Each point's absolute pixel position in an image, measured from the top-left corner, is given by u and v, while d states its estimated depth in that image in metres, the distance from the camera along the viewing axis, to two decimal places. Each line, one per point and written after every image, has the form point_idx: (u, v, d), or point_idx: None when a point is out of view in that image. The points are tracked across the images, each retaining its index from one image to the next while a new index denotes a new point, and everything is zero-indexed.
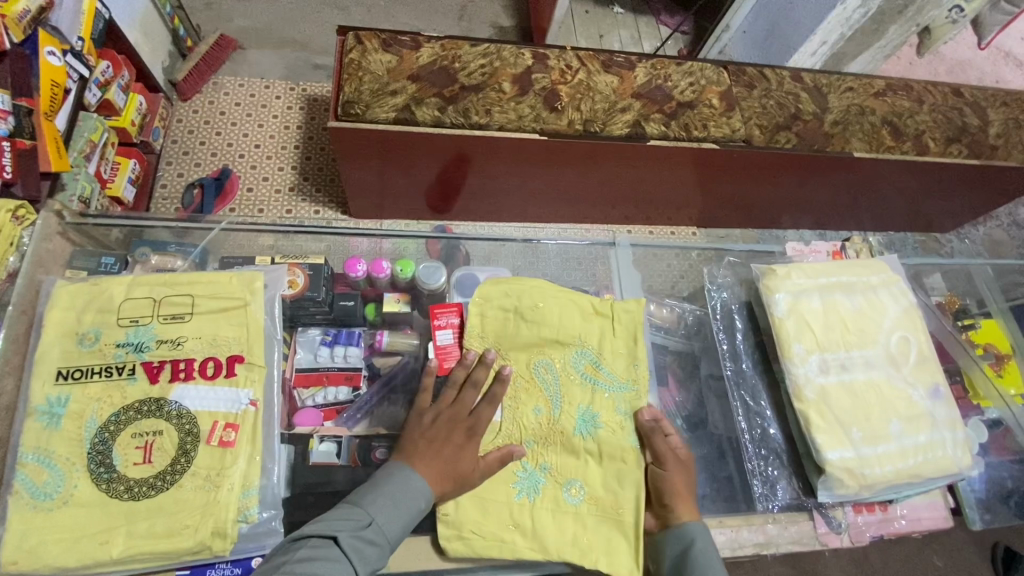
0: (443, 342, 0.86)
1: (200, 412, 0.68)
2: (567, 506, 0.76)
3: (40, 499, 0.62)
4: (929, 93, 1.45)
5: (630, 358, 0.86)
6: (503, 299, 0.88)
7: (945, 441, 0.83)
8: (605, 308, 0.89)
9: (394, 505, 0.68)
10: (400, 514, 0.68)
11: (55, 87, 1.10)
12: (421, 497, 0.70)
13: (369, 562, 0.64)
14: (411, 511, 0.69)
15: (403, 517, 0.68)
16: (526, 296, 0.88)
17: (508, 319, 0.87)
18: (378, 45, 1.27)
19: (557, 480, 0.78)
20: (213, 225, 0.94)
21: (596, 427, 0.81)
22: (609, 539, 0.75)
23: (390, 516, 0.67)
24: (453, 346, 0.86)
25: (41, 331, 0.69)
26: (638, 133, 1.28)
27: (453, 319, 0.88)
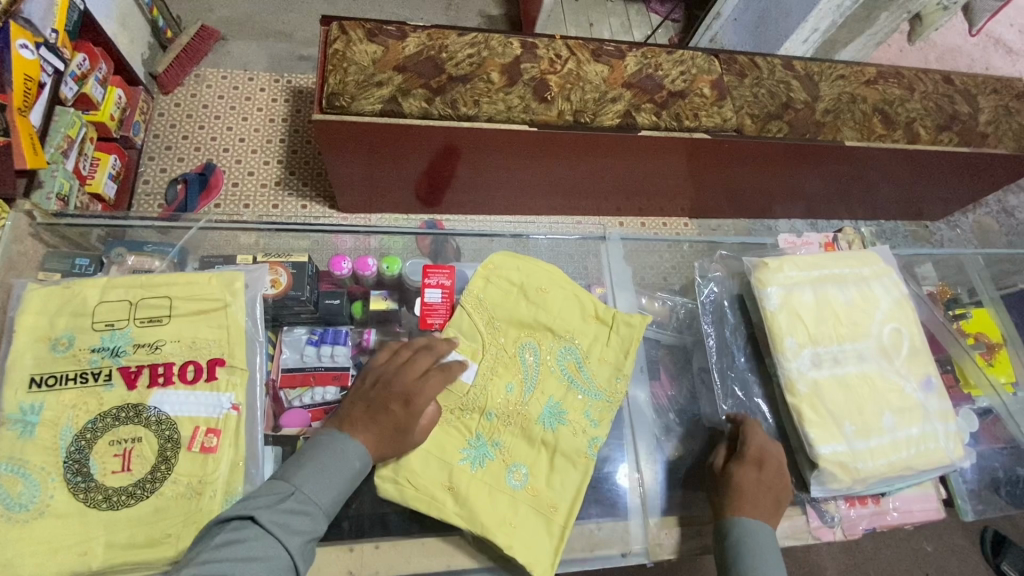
0: (431, 299, 0.89)
1: (180, 417, 0.66)
2: (501, 492, 0.74)
3: (14, 511, 0.60)
4: (920, 80, 1.44)
5: (621, 365, 0.85)
6: (511, 273, 0.89)
7: (938, 433, 0.83)
8: (607, 314, 0.88)
9: (321, 471, 0.63)
10: (329, 478, 0.63)
11: (28, 82, 1.06)
12: (354, 455, 0.65)
13: (302, 532, 0.59)
14: (343, 471, 0.64)
15: (333, 480, 0.63)
16: (535, 278, 0.89)
17: (513, 293, 0.88)
18: (363, 35, 1.23)
19: (503, 461, 0.77)
20: (192, 224, 0.91)
21: (562, 419, 0.80)
22: (535, 534, 0.73)
23: (318, 481, 0.62)
24: (441, 305, 0.88)
25: (13, 336, 0.67)
26: (628, 124, 1.26)
27: (443, 281, 0.89)
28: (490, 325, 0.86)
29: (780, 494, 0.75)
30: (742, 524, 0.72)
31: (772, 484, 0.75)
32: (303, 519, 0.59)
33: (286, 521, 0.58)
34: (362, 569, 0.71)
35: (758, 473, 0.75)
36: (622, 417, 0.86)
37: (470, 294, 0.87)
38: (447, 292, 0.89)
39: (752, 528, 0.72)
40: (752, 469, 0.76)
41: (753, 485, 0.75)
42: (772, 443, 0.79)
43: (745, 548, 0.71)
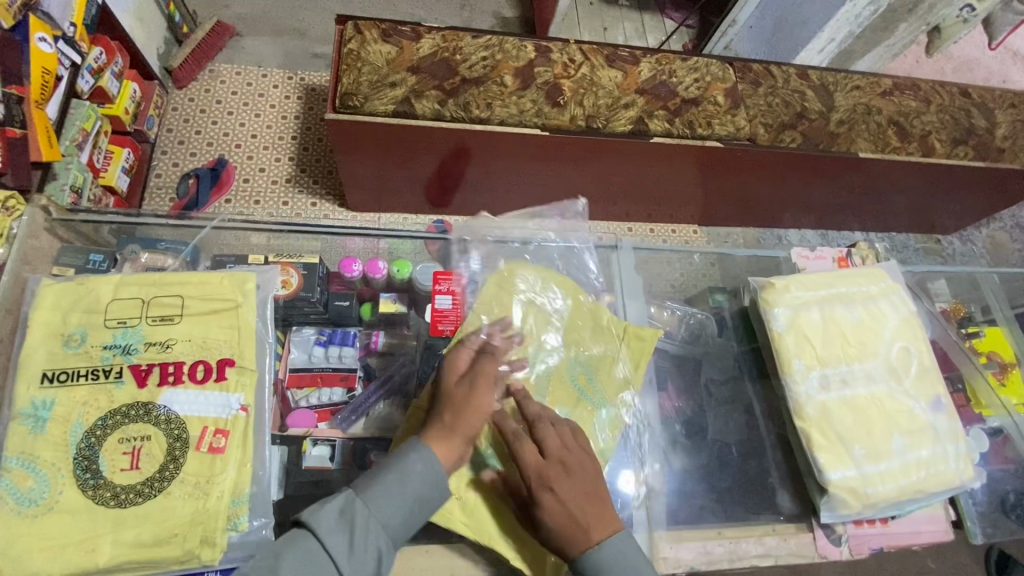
0: (441, 305, 0.88)
1: (189, 417, 0.66)
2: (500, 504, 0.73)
3: (24, 506, 0.60)
4: (937, 93, 1.43)
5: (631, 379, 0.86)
6: (525, 281, 0.90)
7: (948, 455, 0.82)
8: (620, 327, 0.89)
9: (393, 489, 0.61)
10: (399, 501, 0.61)
11: (46, 75, 1.07)
12: (423, 466, 0.63)
13: (358, 553, 0.58)
14: (422, 494, 0.62)
15: (404, 502, 0.61)
16: (548, 287, 0.91)
17: (528, 302, 0.89)
18: (378, 36, 1.24)
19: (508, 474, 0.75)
20: (206, 223, 0.91)
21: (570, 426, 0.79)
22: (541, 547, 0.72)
23: (387, 504, 0.60)
24: (451, 311, 0.87)
25: (25, 331, 0.67)
26: (641, 130, 1.26)
27: (453, 288, 0.89)
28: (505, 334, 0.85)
29: (595, 496, 0.66)
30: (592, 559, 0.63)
31: (582, 492, 0.66)
32: (360, 536, 0.58)
33: (331, 537, 0.57)
34: None
35: (559, 495, 0.65)
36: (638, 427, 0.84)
37: (483, 300, 0.87)
38: (456, 297, 0.88)
39: (602, 555, 0.63)
40: (548, 494, 0.65)
41: (565, 510, 0.64)
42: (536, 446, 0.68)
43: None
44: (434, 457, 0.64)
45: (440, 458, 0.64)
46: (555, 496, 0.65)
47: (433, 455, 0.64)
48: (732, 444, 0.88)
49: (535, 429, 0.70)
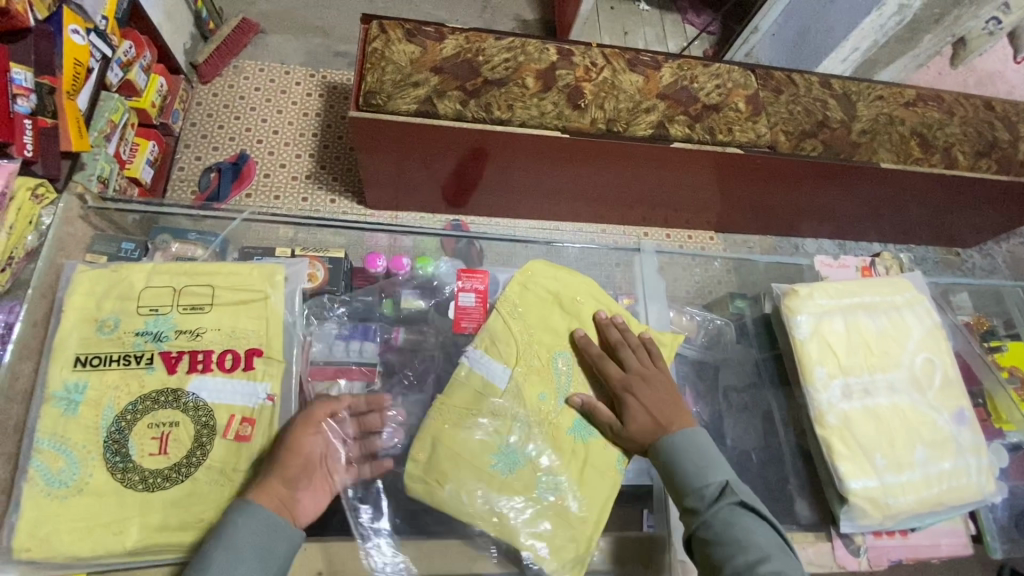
0: (465, 303, 0.89)
1: (218, 405, 0.68)
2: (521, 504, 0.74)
3: (55, 487, 0.62)
4: (960, 105, 1.41)
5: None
6: (549, 282, 0.90)
7: (970, 468, 0.81)
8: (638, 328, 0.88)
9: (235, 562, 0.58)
10: (241, 560, 0.58)
11: (78, 66, 1.09)
12: (246, 519, 0.60)
13: None
14: (262, 544, 0.60)
15: (250, 562, 0.59)
16: (571, 288, 0.89)
17: (549, 303, 0.88)
18: (402, 36, 1.26)
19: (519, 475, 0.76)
20: (235, 216, 0.93)
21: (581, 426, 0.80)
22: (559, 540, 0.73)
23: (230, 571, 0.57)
24: (475, 309, 0.88)
25: (61, 315, 0.69)
26: (662, 134, 1.26)
27: (478, 285, 0.90)
28: (524, 335, 0.85)
29: (671, 401, 0.78)
30: (666, 443, 0.74)
31: (659, 396, 0.78)
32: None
33: None
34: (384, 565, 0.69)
35: (640, 398, 0.78)
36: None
37: (503, 299, 0.87)
38: (480, 294, 0.89)
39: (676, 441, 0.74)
40: (631, 397, 0.78)
41: (645, 409, 0.77)
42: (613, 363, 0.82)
43: (680, 459, 0.72)
44: (251, 505, 0.61)
45: (261, 506, 0.61)
46: (636, 399, 0.78)
47: (253, 504, 0.61)
48: (751, 451, 0.88)
49: (617, 351, 0.83)
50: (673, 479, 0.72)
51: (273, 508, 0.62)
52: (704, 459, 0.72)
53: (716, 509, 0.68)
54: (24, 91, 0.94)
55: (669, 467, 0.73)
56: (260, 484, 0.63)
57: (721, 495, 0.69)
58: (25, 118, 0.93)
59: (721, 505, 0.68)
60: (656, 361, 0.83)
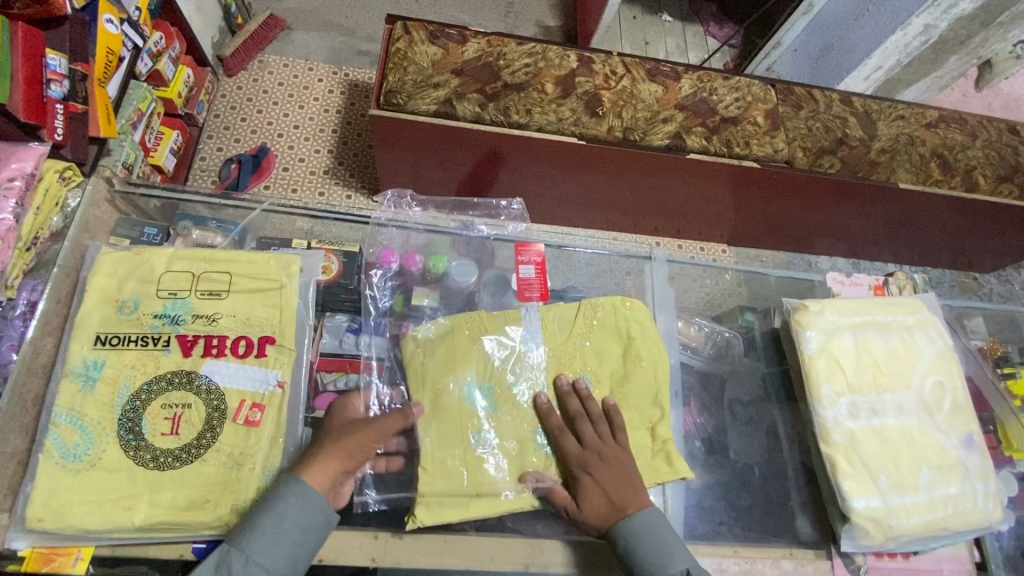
0: (525, 275, 0.94)
1: (229, 389, 0.69)
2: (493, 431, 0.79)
3: (70, 460, 0.63)
4: (983, 128, 1.40)
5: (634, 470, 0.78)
6: (634, 326, 0.87)
7: (976, 494, 0.80)
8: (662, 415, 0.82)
9: (277, 530, 0.61)
10: (284, 535, 0.61)
11: (110, 54, 1.12)
12: (296, 498, 0.63)
13: None
14: (305, 522, 0.62)
15: (292, 537, 0.61)
16: (647, 348, 0.86)
17: (618, 339, 0.86)
18: (425, 37, 1.28)
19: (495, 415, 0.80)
20: (255, 206, 0.95)
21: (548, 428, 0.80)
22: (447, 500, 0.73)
23: (272, 543, 0.60)
24: (536, 280, 0.94)
25: (84, 295, 0.71)
26: (678, 145, 1.26)
27: (535, 258, 0.96)
28: (578, 341, 0.86)
29: (630, 480, 0.73)
30: (623, 529, 0.69)
31: (616, 476, 0.73)
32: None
33: None
34: (384, 557, 0.69)
35: (597, 477, 0.73)
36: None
37: (591, 303, 0.88)
38: (539, 266, 0.95)
39: (632, 529, 0.69)
40: (586, 478, 0.73)
41: (602, 489, 0.72)
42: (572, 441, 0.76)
43: (639, 549, 0.68)
44: (305, 484, 0.64)
45: (313, 486, 0.64)
46: (593, 479, 0.73)
47: (306, 484, 0.64)
48: (755, 464, 0.87)
49: (577, 420, 0.78)
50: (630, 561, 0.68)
51: (323, 490, 0.64)
52: (664, 551, 0.68)
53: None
54: (58, 76, 0.96)
55: (629, 556, 0.68)
56: (315, 463, 0.66)
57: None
58: (58, 102, 0.96)
59: None
60: (619, 433, 0.77)
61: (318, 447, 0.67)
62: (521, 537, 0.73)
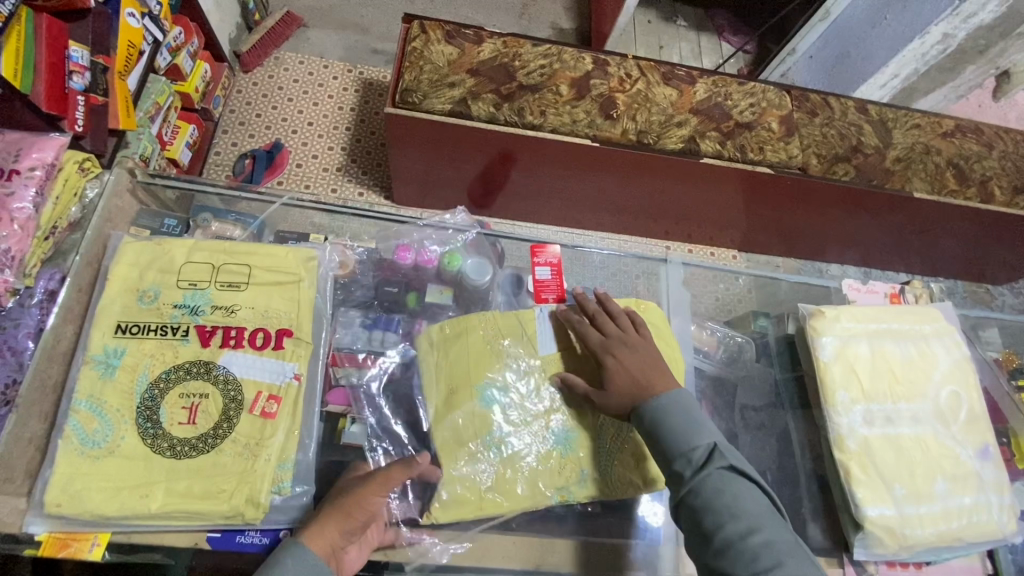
0: (542, 276, 0.94)
1: (246, 380, 0.69)
2: (506, 429, 0.78)
3: (88, 447, 0.64)
4: (1000, 139, 1.39)
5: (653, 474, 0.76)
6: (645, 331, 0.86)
7: (991, 505, 0.79)
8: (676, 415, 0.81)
9: None
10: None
11: (131, 48, 1.13)
12: (293, 561, 0.61)
13: None
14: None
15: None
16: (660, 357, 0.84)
17: None
18: (441, 37, 1.28)
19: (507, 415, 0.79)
20: (274, 200, 0.96)
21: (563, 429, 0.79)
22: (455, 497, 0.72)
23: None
24: (553, 281, 0.93)
25: (106, 284, 0.73)
26: (692, 149, 1.26)
27: (551, 258, 0.95)
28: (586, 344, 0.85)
29: (655, 363, 0.76)
30: (650, 407, 0.71)
31: (642, 360, 0.76)
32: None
33: None
34: (395, 551, 0.71)
35: (622, 361, 0.76)
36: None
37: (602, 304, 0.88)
38: (555, 267, 0.94)
39: (659, 406, 0.71)
40: (612, 359, 0.77)
41: (626, 372, 0.75)
42: (596, 334, 0.80)
43: (667, 421, 0.70)
44: (304, 548, 0.62)
45: (312, 551, 0.62)
46: (618, 361, 0.76)
47: (304, 548, 0.62)
48: (768, 470, 0.87)
49: (598, 320, 0.82)
50: (657, 440, 0.69)
51: (322, 556, 0.62)
52: (691, 424, 0.69)
53: (701, 478, 0.64)
54: (80, 68, 0.96)
55: (654, 430, 0.70)
56: (315, 526, 0.64)
57: (709, 462, 0.66)
58: (78, 94, 0.96)
59: (709, 474, 0.65)
60: (642, 332, 0.81)
61: (325, 509, 0.66)
62: (532, 536, 0.74)
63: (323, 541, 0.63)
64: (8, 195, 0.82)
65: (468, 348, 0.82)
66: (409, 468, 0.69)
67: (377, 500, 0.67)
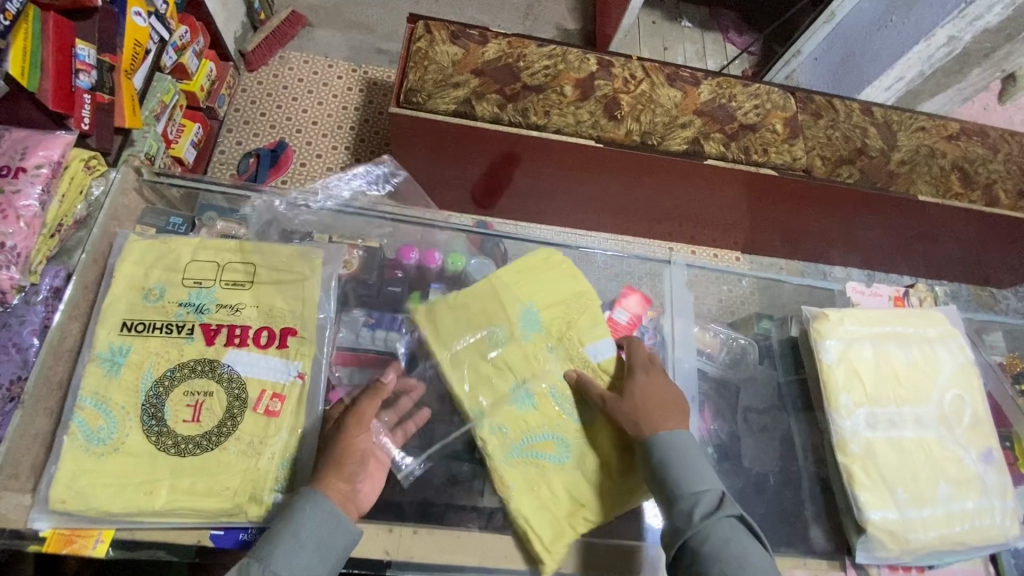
0: (617, 316, 0.93)
1: (250, 378, 0.70)
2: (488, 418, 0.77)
3: (94, 444, 0.64)
4: (1005, 141, 1.39)
5: (564, 520, 0.73)
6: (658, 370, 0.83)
7: (995, 509, 0.79)
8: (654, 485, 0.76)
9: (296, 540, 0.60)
10: (303, 550, 0.60)
11: (137, 47, 1.13)
12: (312, 510, 0.62)
13: None
14: (322, 539, 0.62)
15: (309, 552, 0.61)
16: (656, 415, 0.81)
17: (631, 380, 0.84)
18: (446, 37, 1.29)
19: (508, 381, 0.80)
20: (279, 199, 0.96)
21: (540, 404, 0.79)
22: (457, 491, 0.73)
23: (291, 557, 0.60)
24: (624, 327, 0.92)
25: (112, 282, 0.73)
26: (695, 150, 1.25)
27: (637, 308, 0.94)
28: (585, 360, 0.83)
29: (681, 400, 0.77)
30: (662, 442, 0.70)
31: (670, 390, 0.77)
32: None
33: None
34: (397, 550, 0.70)
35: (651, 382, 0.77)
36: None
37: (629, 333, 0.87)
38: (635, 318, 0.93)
39: (670, 446, 0.70)
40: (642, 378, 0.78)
41: (650, 391, 0.76)
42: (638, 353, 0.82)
43: (675, 462, 0.69)
44: (318, 495, 0.63)
45: (328, 498, 0.63)
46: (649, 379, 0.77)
47: (320, 496, 0.63)
48: (769, 473, 0.86)
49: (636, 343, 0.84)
50: (663, 477, 0.69)
51: (337, 501, 0.64)
52: (694, 468, 0.68)
53: (710, 523, 0.64)
54: (87, 66, 0.96)
55: (661, 468, 0.69)
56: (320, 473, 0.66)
57: (711, 508, 0.65)
58: (86, 92, 0.97)
59: (710, 520, 0.64)
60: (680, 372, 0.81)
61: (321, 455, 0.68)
62: None
63: (333, 486, 0.64)
64: (15, 192, 0.82)
65: (542, 283, 0.87)
66: (376, 396, 0.73)
67: (362, 440, 0.69)
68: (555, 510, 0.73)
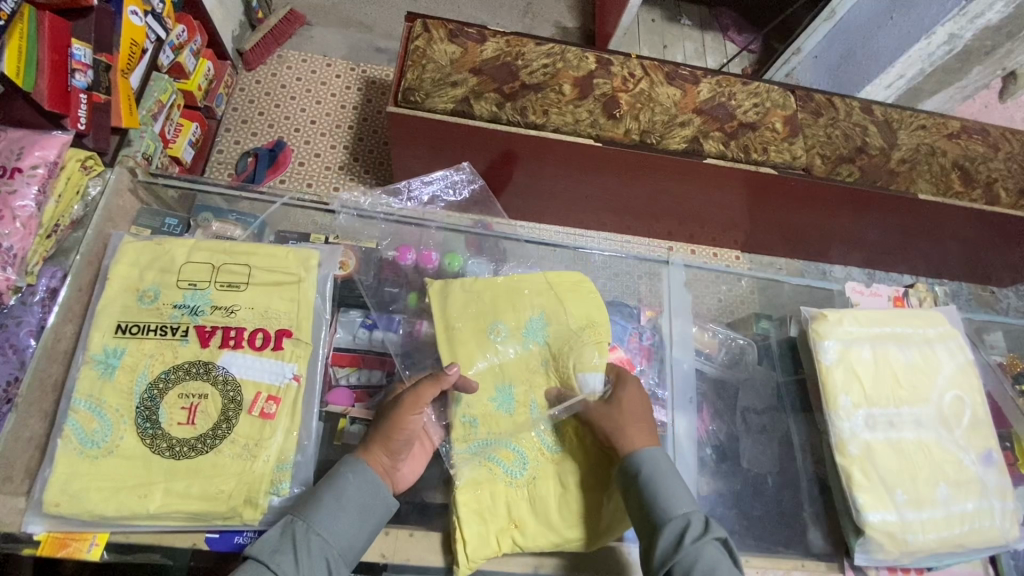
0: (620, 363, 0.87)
1: (245, 380, 0.69)
2: (469, 418, 0.78)
3: (88, 447, 0.64)
4: (1006, 140, 1.38)
5: (494, 534, 0.71)
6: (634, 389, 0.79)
7: (993, 511, 0.79)
8: (599, 522, 0.72)
9: (337, 506, 0.63)
10: (344, 512, 0.63)
11: (133, 46, 1.13)
12: (356, 476, 0.65)
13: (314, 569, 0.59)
14: (363, 504, 0.64)
15: (351, 516, 0.63)
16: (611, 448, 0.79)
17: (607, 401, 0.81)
18: (444, 36, 1.28)
19: (495, 377, 0.82)
20: (274, 200, 0.96)
21: (517, 410, 0.80)
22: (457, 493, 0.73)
23: (335, 519, 0.62)
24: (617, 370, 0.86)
25: (106, 283, 0.73)
26: (695, 149, 1.25)
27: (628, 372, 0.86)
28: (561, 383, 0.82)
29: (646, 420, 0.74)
30: (646, 457, 0.69)
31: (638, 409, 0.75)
32: (306, 552, 0.59)
33: (276, 558, 0.59)
34: (393, 553, 0.70)
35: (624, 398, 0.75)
36: (666, 378, 0.88)
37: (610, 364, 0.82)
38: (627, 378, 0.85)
39: (654, 462, 0.69)
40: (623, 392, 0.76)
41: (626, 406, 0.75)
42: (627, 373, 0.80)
43: (661, 480, 0.68)
44: (361, 463, 0.66)
45: (369, 468, 0.66)
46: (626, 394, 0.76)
47: (362, 464, 0.66)
48: (768, 474, 0.86)
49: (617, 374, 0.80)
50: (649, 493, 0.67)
51: (378, 473, 0.67)
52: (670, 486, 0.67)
53: (700, 546, 0.62)
54: (83, 66, 0.96)
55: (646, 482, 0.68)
56: (368, 443, 0.69)
57: (699, 529, 0.64)
58: (82, 92, 0.96)
59: (699, 541, 0.62)
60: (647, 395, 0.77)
61: (374, 424, 0.70)
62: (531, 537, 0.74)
63: (377, 457, 0.68)
64: (11, 192, 0.82)
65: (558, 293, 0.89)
66: (438, 382, 0.72)
67: (414, 420, 0.69)
68: (486, 524, 0.71)
